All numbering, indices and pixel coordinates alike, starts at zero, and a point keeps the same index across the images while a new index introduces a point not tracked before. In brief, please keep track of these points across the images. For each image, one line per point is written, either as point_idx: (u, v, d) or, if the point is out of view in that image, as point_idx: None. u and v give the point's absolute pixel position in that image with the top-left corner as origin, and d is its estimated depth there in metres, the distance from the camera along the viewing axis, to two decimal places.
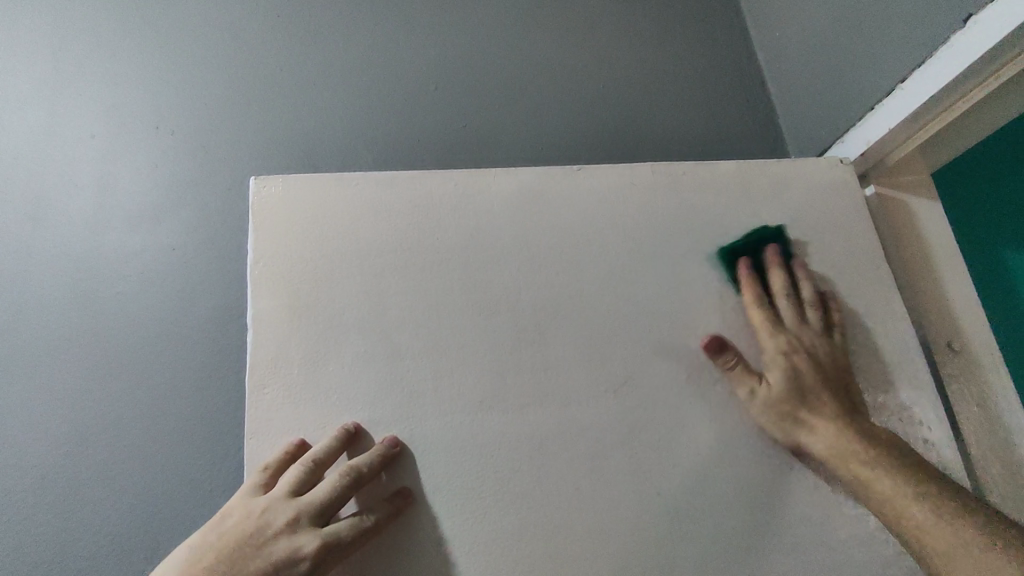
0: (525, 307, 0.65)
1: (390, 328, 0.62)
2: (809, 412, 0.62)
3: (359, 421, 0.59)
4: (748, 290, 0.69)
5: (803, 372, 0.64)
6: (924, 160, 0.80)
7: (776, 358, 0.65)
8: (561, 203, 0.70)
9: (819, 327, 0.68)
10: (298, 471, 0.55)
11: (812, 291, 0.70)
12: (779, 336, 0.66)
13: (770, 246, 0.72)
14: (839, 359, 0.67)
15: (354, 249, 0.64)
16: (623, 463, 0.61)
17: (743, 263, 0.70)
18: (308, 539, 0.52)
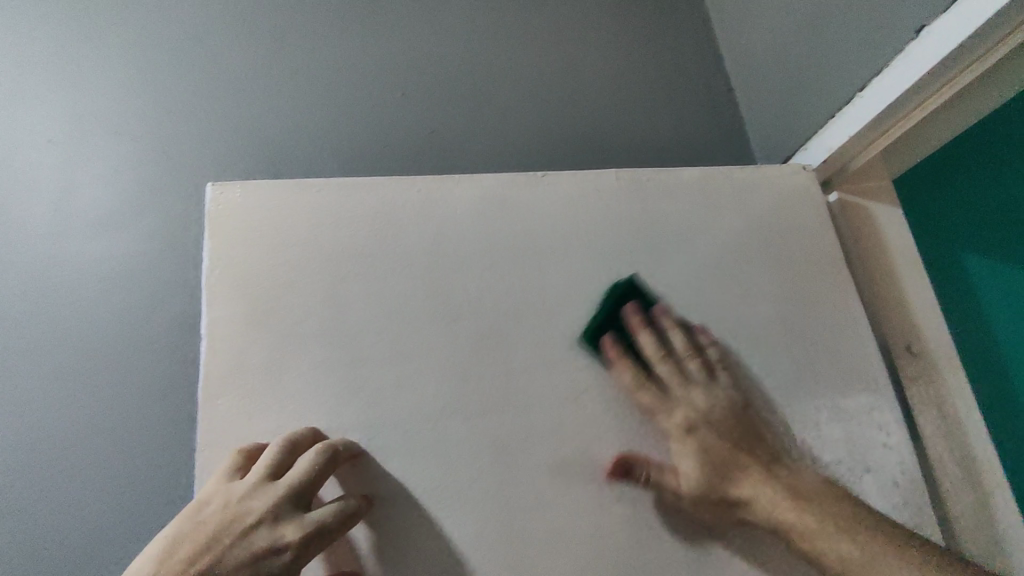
0: (489, 314, 0.64)
1: (349, 336, 0.60)
2: (731, 488, 0.59)
3: (320, 426, 0.58)
4: (625, 372, 0.63)
5: (710, 443, 0.61)
6: (885, 167, 0.81)
7: (682, 439, 0.62)
8: (526, 208, 0.69)
9: (705, 382, 0.64)
10: (275, 454, 0.54)
11: (676, 343, 0.65)
12: (676, 410, 0.62)
13: (624, 304, 0.66)
14: (738, 407, 0.63)
15: (313, 258, 0.63)
16: (585, 469, 0.61)
17: (607, 340, 0.64)
18: (290, 526, 0.50)
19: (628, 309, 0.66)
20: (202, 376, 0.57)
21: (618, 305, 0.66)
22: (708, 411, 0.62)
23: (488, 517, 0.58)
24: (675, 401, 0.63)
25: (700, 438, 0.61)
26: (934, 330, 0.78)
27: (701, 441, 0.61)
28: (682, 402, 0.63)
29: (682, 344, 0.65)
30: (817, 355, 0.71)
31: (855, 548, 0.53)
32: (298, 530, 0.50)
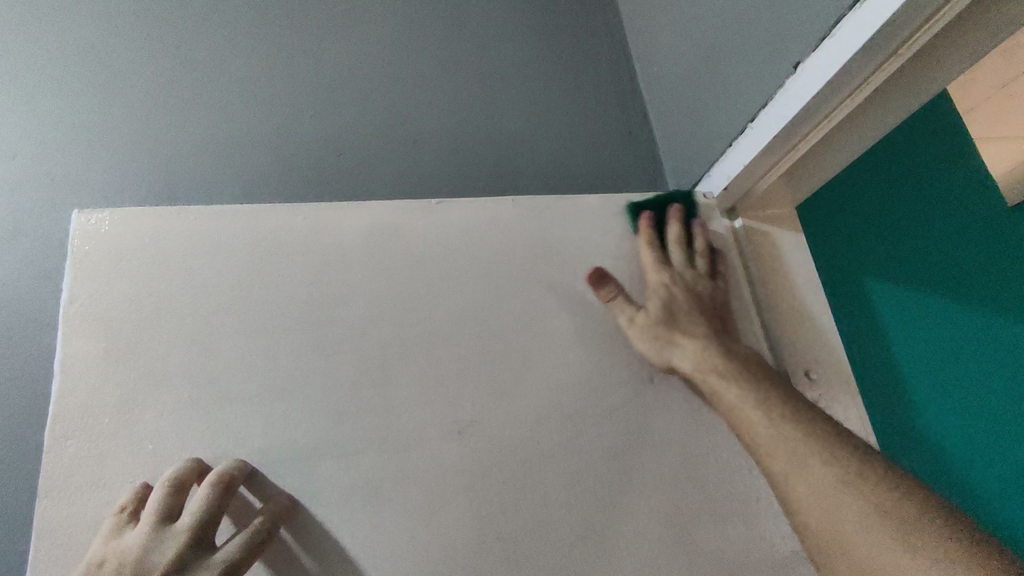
0: (369, 346, 0.62)
1: (221, 372, 0.59)
2: (681, 339, 0.67)
3: (201, 457, 0.56)
4: (644, 235, 0.74)
5: (681, 306, 0.69)
6: (785, 195, 0.82)
7: (656, 292, 0.70)
8: (416, 237, 0.67)
9: (705, 271, 0.73)
10: (162, 497, 0.51)
11: (704, 241, 0.75)
12: (659, 274, 0.71)
13: (674, 203, 0.76)
14: (717, 298, 0.72)
15: (187, 288, 0.61)
16: (465, 508, 0.58)
17: (646, 215, 0.74)
18: (198, 570, 0.48)
19: (675, 210, 0.76)
20: (55, 414, 0.55)
21: (666, 201, 0.77)
22: (687, 285, 0.71)
23: (358, 562, 0.55)
24: (664, 271, 0.72)
25: (671, 301, 0.69)
26: (830, 358, 0.79)
27: (672, 300, 0.69)
28: (665, 275, 0.71)
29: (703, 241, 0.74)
30: None
31: (773, 428, 0.59)
32: (209, 571, 0.48)
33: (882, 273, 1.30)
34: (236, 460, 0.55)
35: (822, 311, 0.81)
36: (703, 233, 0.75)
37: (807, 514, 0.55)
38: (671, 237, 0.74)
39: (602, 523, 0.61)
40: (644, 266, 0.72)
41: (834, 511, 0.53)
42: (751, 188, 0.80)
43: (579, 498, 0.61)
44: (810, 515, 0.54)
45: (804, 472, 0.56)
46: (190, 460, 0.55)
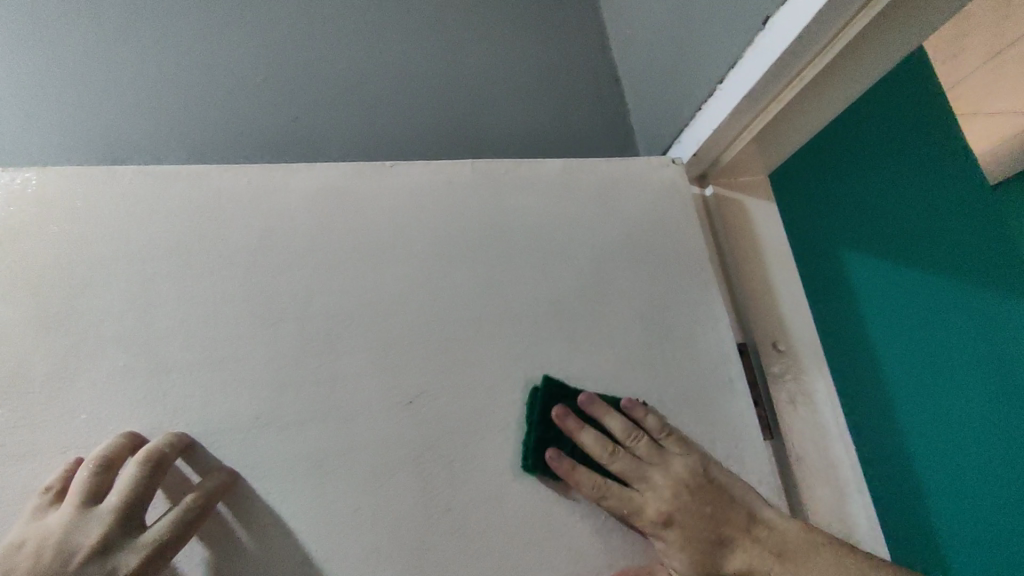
0: (316, 314, 0.60)
1: (158, 339, 0.56)
2: (726, 571, 0.56)
3: (137, 430, 0.54)
4: (582, 481, 0.57)
5: (690, 528, 0.56)
6: (756, 161, 0.79)
7: (665, 535, 0.57)
8: (368, 202, 0.65)
9: (657, 459, 0.59)
10: (89, 476, 0.49)
11: (622, 422, 0.60)
12: (647, 512, 0.57)
13: (557, 407, 0.60)
14: (697, 467, 0.59)
15: (123, 253, 0.58)
16: (413, 481, 0.57)
17: (551, 457, 0.58)
18: (124, 554, 0.46)
19: (558, 413, 0.60)
20: None
21: (544, 411, 0.60)
22: (672, 494, 0.57)
23: (299, 536, 0.53)
24: (639, 496, 0.58)
25: (681, 528, 0.56)
26: (798, 329, 0.77)
27: (681, 531, 0.56)
28: (641, 493, 0.58)
29: (623, 424, 0.60)
30: (674, 353, 0.67)
31: None
32: (134, 555, 0.46)
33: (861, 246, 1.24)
34: (170, 432, 0.53)
35: (792, 282, 0.79)
36: (615, 414, 0.60)
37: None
38: (598, 453, 0.59)
39: (555, 498, 0.59)
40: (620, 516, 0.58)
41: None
42: (722, 153, 0.78)
43: (533, 471, 0.59)
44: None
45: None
46: (123, 434, 0.53)
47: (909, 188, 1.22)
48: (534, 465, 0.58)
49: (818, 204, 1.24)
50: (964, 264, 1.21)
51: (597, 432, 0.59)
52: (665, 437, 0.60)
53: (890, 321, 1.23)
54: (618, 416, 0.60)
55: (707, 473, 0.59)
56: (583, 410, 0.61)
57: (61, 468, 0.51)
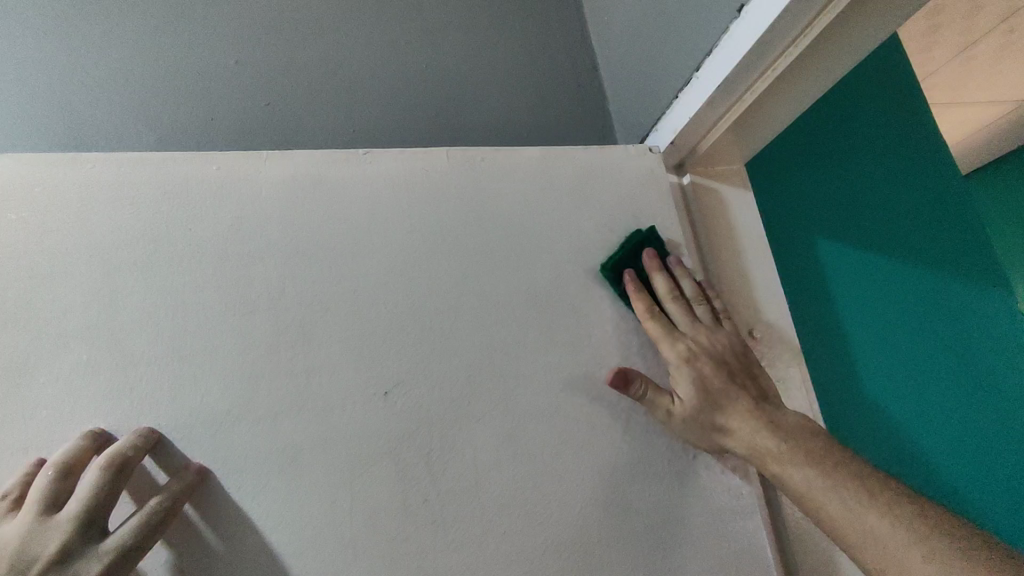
0: (289, 305, 0.58)
1: (124, 331, 0.55)
2: (720, 423, 0.61)
3: (103, 427, 0.52)
4: (637, 303, 0.65)
5: (709, 376, 0.62)
6: (732, 150, 0.79)
7: (681, 368, 0.63)
8: (342, 190, 0.63)
9: (710, 322, 0.65)
10: (48, 483, 0.48)
11: (694, 286, 0.67)
12: (676, 345, 0.63)
13: (646, 250, 0.68)
14: (738, 347, 0.64)
15: (86, 242, 0.56)
16: (388, 472, 0.56)
17: (628, 274, 0.67)
18: (84, 562, 0.46)
19: (647, 255, 0.68)
20: None
21: (636, 246, 0.68)
22: (707, 349, 0.63)
23: (273, 529, 0.53)
24: (678, 335, 0.64)
25: (699, 372, 0.62)
26: (773, 317, 0.78)
27: (698, 372, 0.62)
28: (681, 336, 0.64)
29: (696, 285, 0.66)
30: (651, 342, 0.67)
31: (825, 482, 0.54)
32: (95, 563, 0.46)
33: (867, 224, 0.99)
34: (134, 432, 0.52)
35: (767, 271, 0.80)
36: (690, 277, 0.67)
37: (849, 549, 0.52)
38: (663, 292, 0.66)
39: (532, 487, 0.59)
40: (654, 339, 0.65)
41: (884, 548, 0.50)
42: (699, 142, 0.78)
43: (510, 461, 0.59)
44: (857, 557, 0.51)
45: (855, 520, 0.52)
46: (86, 432, 0.51)
47: (892, 172, 1.04)
48: (609, 275, 0.67)
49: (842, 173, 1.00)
50: (955, 257, 1.05)
51: (670, 281, 0.67)
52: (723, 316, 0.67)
53: (909, 333, 0.98)
54: (693, 280, 0.67)
55: (744, 355, 0.64)
56: (665, 264, 0.68)
57: (19, 472, 0.50)
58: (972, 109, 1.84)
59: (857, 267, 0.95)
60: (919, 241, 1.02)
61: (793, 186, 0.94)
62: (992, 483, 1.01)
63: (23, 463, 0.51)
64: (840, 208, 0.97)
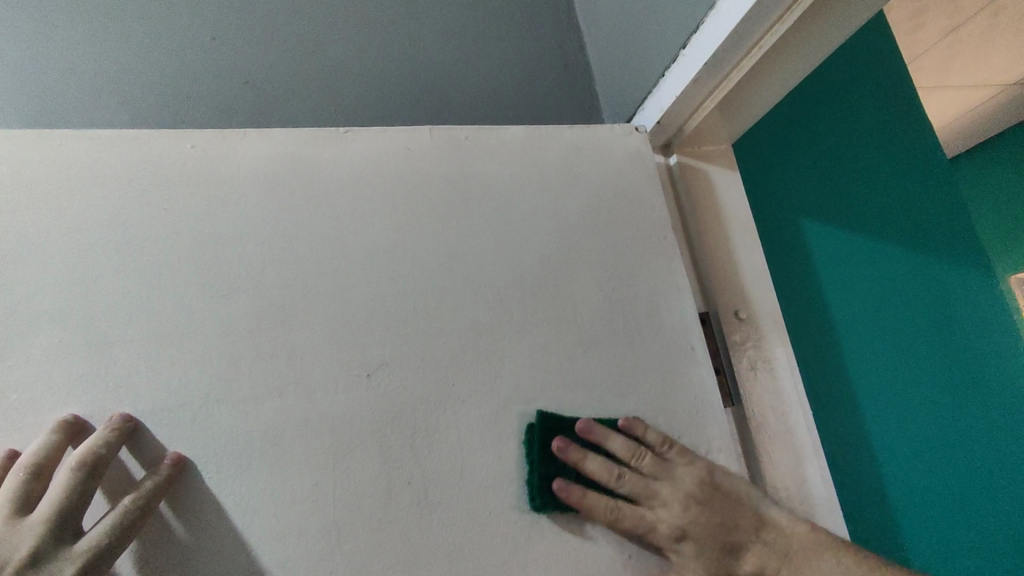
0: (268, 286, 0.57)
1: (98, 314, 0.53)
2: (736, 574, 0.58)
3: (78, 412, 0.51)
4: (597, 516, 0.58)
5: (701, 538, 0.58)
6: (719, 130, 0.79)
7: (677, 553, 0.58)
8: (322, 169, 0.62)
9: (662, 468, 0.60)
10: (19, 483, 0.47)
11: (626, 442, 0.60)
12: (660, 529, 0.58)
13: (557, 438, 0.59)
14: (701, 472, 0.60)
15: (56, 223, 0.55)
16: (372, 454, 0.56)
17: (560, 487, 0.57)
18: (57, 563, 0.45)
19: (558, 445, 0.59)
20: None
21: (547, 444, 0.59)
22: (682, 511, 0.58)
23: (256, 512, 0.52)
24: (649, 513, 0.59)
25: (693, 539, 0.58)
26: (758, 298, 0.78)
27: (694, 543, 0.58)
28: (652, 513, 0.59)
29: (630, 443, 0.60)
30: (637, 322, 0.66)
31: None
32: (68, 565, 0.45)
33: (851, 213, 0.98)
34: (107, 425, 0.50)
35: (753, 251, 0.80)
36: (620, 435, 0.60)
37: None
38: (611, 486, 0.59)
39: (518, 467, 0.59)
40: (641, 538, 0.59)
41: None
42: (685, 122, 0.77)
43: (494, 441, 0.59)
44: None
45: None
46: (58, 424, 0.50)
47: (875, 153, 1.04)
48: (541, 496, 0.57)
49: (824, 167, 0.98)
50: (938, 233, 1.05)
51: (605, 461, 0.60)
52: (667, 446, 0.61)
53: (897, 314, 0.96)
54: (622, 437, 0.60)
55: (710, 476, 0.60)
56: (590, 442, 0.60)
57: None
58: (960, 91, 1.85)
59: (843, 252, 0.95)
60: (902, 220, 1.02)
61: (779, 167, 0.94)
62: (1001, 481, 1.00)
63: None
64: (824, 193, 0.96)
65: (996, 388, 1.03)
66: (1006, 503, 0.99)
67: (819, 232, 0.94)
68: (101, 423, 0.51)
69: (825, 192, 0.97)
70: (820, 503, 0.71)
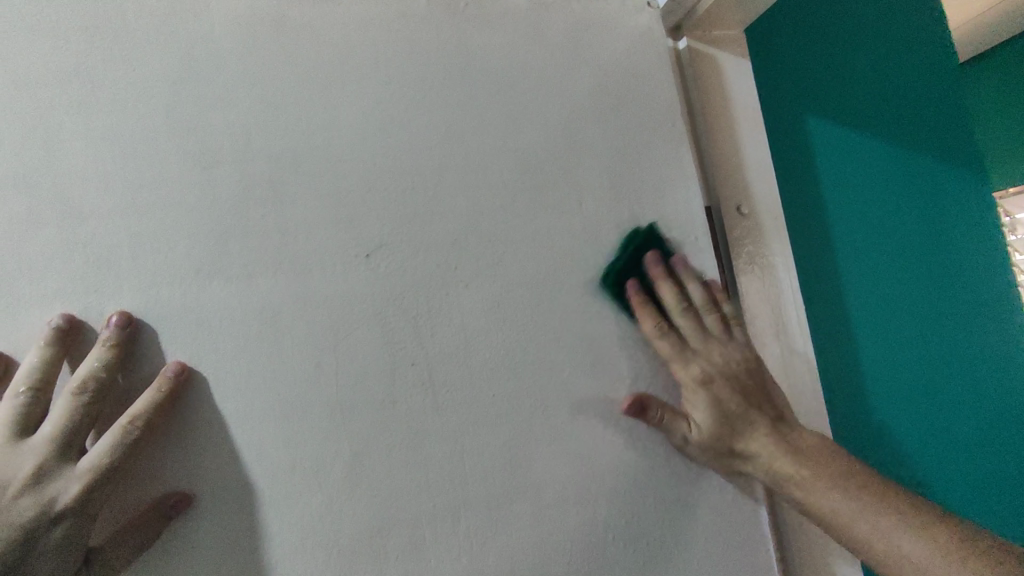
0: (256, 158, 0.53)
1: (70, 181, 0.49)
2: (739, 445, 0.59)
3: (72, 313, 0.48)
4: (643, 317, 0.60)
5: (723, 397, 0.59)
6: (734, 12, 0.73)
7: (696, 395, 0.59)
8: (309, 29, 0.56)
9: (718, 332, 0.61)
10: (17, 404, 0.45)
11: (702, 292, 0.61)
12: (691, 367, 0.60)
13: (650, 251, 0.62)
14: (752, 362, 0.61)
15: (11, 81, 0.49)
16: (375, 334, 0.54)
17: (630, 285, 0.61)
18: (62, 482, 0.45)
19: (649, 257, 0.62)
20: None
21: (637, 251, 0.62)
22: (718, 377, 0.59)
23: (256, 392, 0.51)
24: (690, 356, 0.60)
25: (713, 394, 0.59)
26: (762, 192, 0.76)
27: (711, 395, 0.59)
28: (695, 359, 0.60)
29: (706, 296, 0.61)
30: (643, 210, 0.64)
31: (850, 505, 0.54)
32: (73, 483, 0.45)
33: (859, 114, 0.94)
34: (105, 340, 0.47)
35: (761, 143, 0.76)
36: (697, 283, 0.62)
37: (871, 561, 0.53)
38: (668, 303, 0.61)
39: (522, 351, 0.58)
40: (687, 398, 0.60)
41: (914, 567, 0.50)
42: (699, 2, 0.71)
43: (498, 325, 0.57)
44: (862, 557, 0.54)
45: (879, 536, 0.52)
46: (52, 332, 0.47)
47: (888, 53, 0.99)
48: (610, 286, 0.61)
49: (835, 64, 0.94)
50: (947, 140, 1.01)
51: (676, 289, 0.61)
52: (734, 326, 0.62)
53: (900, 218, 0.95)
54: (699, 287, 0.62)
55: (754, 368, 0.60)
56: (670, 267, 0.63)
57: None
58: None
59: (848, 152, 0.92)
60: (910, 124, 0.99)
61: (788, 58, 0.90)
62: (1010, 424, 0.97)
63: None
64: (832, 89, 0.92)
65: (991, 333, 0.98)
66: (1007, 444, 0.97)
67: (824, 129, 0.91)
68: (98, 326, 0.48)
69: (833, 89, 0.93)
70: (806, 394, 0.73)
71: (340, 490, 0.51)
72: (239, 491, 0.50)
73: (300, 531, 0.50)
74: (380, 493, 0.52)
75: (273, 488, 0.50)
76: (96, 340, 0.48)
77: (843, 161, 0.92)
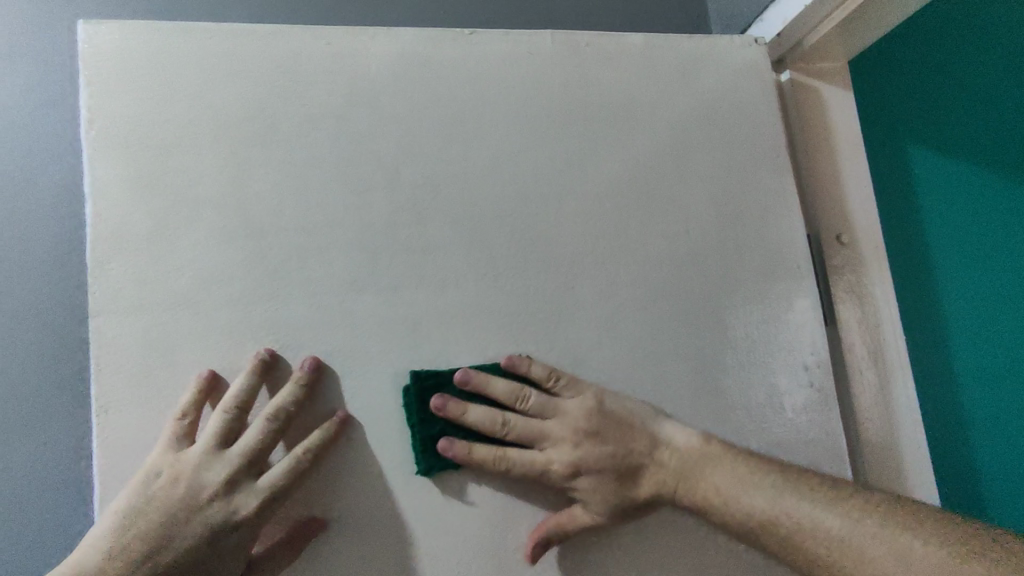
0: (405, 183, 0.60)
1: (255, 203, 0.57)
2: (636, 497, 0.58)
3: (257, 321, 0.56)
4: (481, 454, 0.56)
5: (598, 484, 0.57)
6: (841, 46, 0.75)
7: (576, 484, 0.57)
8: (449, 69, 0.63)
9: (547, 413, 0.58)
10: (223, 418, 0.53)
11: (506, 385, 0.57)
12: (555, 468, 0.57)
13: (434, 396, 0.56)
14: (594, 422, 0.58)
15: (212, 117, 0.58)
16: (500, 345, 0.60)
17: (444, 447, 0.56)
18: (244, 495, 0.52)
19: (437, 402, 0.56)
20: (90, 238, 0.54)
21: (421, 403, 0.57)
22: (577, 449, 0.57)
23: (398, 392, 0.57)
24: (543, 450, 0.57)
25: (590, 481, 0.57)
26: (865, 221, 0.77)
27: (590, 481, 0.57)
28: (545, 450, 0.57)
29: (504, 385, 0.57)
30: (747, 237, 0.67)
31: (762, 498, 0.55)
32: (253, 499, 0.52)
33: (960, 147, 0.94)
34: (298, 378, 0.55)
35: (865, 174, 0.77)
36: (496, 379, 0.57)
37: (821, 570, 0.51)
38: (484, 424, 0.56)
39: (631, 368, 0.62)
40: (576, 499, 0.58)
41: (846, 550, 0.50)
42: (807, 35, 0.73)
43: (610, 342, 0.62)
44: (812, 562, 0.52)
45: (808, 523, 0.52)
46: (257, 362, 0.55)
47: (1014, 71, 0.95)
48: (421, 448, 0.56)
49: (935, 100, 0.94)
50: None
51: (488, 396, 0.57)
52: (558, 391, 0.58)
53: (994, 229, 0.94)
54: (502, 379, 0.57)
55: (616, 423, 0.58)
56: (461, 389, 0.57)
57: (191, 392, 0.54)
58: None
59: (945, 189, 0.93)
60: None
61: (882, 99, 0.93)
62: None
63: (192, 366, 0.55)
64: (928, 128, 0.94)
65: None
66: None
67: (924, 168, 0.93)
68: (294, 363, 0.56)
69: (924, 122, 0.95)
70: (908, 424, 0.73)
71: (469, 482, 0.57)
72: (382, 482, 0.56)
73: (432, 518, 0.57)
74: (501, 487, 0.58)
75: (411, 477, 0.57)
76: (291, 373, 0.56)
77: (942, 199, 0.93)
